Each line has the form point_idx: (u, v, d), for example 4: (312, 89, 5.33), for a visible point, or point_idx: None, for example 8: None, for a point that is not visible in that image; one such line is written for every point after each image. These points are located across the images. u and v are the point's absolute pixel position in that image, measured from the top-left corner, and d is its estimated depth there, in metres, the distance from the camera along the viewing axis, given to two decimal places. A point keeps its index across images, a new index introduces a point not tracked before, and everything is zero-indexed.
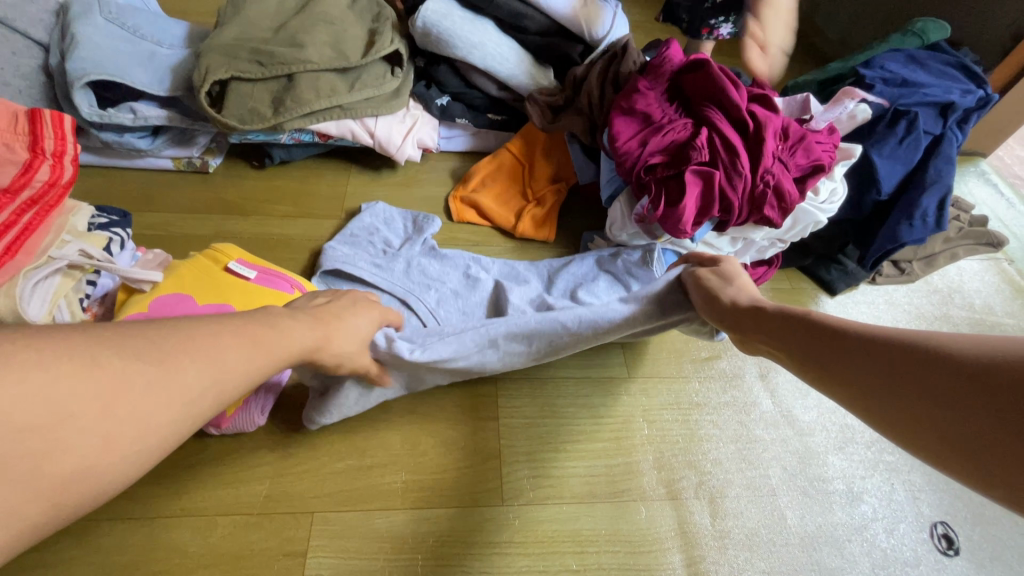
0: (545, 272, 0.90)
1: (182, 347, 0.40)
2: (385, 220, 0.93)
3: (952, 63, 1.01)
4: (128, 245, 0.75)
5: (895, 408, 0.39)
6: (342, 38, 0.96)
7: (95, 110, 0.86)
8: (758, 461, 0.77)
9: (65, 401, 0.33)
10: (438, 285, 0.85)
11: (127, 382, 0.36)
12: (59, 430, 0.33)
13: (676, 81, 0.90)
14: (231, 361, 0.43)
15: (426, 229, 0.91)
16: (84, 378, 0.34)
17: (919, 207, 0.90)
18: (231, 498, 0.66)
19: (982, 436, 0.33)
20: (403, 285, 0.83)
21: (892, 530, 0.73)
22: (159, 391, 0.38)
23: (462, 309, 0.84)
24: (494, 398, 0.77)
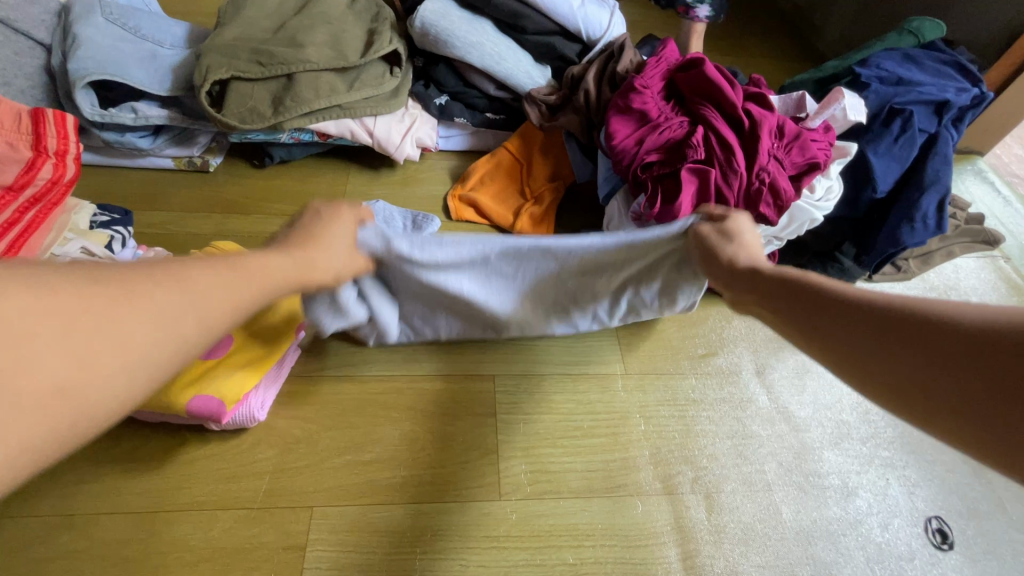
0: None
1: (149, 275, 0.37)
2: (384, 218, 0.91)
3: (948, 62, 1.01)
4: (128, 243, 0.75)
5: (898, 380, 0.38)
6: (341, 39, 0.96)
7: (96, 110, 0.87)
8: (754, 457, 0.77)
9: (54, 311, 0.31)
10: None
11: (92, 303, 0.33)
12: (23, 346, 0.30)
13: (672, 81, 0.91)
14: (210, 286, 0.39)
15: (426, 229, 0.91)
16: (53, 295, 0.32)
17: (918, 210, 0.90)
18: (230, 493, 0.66)
19: (991, 437, 0.32)
20: None
21: (887, 524, 0.74)
22: (131, 312, 0.34)
23: None
24: (493, 394, 0.78)
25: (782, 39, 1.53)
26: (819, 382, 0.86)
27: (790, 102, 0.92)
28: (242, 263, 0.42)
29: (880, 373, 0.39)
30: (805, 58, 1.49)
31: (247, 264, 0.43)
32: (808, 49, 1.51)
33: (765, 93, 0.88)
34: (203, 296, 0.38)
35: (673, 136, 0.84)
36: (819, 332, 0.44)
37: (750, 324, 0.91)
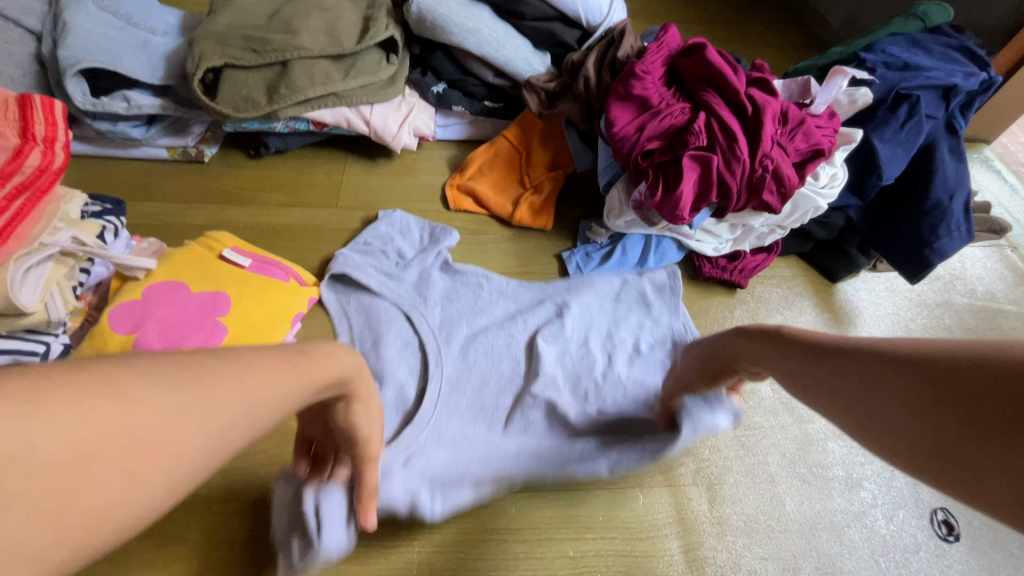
0: (534, 338, 0.82)
1: (206, 372, 0.31)
2: (400, 230, 0.89)
3: (955, 47, 0.99)
4: (122, 235, 0.75)
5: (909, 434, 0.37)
6: (337, 25, 0.94)
7: (88, 99, 0.86)
8: (757, 449, 0.76)
9: (90, 428, 0.24)
10: (449, 304, 0.84)
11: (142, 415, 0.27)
12: (71, 467, 0.24)
13: (673, 66, 0.89)
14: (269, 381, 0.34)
15: (441, 242, 0.88)
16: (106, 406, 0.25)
17: (952, 217, 0.89)
18: None
19: None
20: (407, 299, 0.82)
21: (891, 516, 0.73)
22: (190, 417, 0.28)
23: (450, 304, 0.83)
24: (495, 395, 0.77)
25: (786, 26, 1.51)
26: None
27: (794, 87, 0.90)
28: (296, 360, 0.37)
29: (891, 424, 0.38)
30: (809, 45, 1.47)
31: (308, 360, 0.38)
32: (812, 36, 1.49)
33: (769, 77, 0.86)
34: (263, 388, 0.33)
35: (675, 122, 0.83)
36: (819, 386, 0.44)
37: (753, 314, 0.95)
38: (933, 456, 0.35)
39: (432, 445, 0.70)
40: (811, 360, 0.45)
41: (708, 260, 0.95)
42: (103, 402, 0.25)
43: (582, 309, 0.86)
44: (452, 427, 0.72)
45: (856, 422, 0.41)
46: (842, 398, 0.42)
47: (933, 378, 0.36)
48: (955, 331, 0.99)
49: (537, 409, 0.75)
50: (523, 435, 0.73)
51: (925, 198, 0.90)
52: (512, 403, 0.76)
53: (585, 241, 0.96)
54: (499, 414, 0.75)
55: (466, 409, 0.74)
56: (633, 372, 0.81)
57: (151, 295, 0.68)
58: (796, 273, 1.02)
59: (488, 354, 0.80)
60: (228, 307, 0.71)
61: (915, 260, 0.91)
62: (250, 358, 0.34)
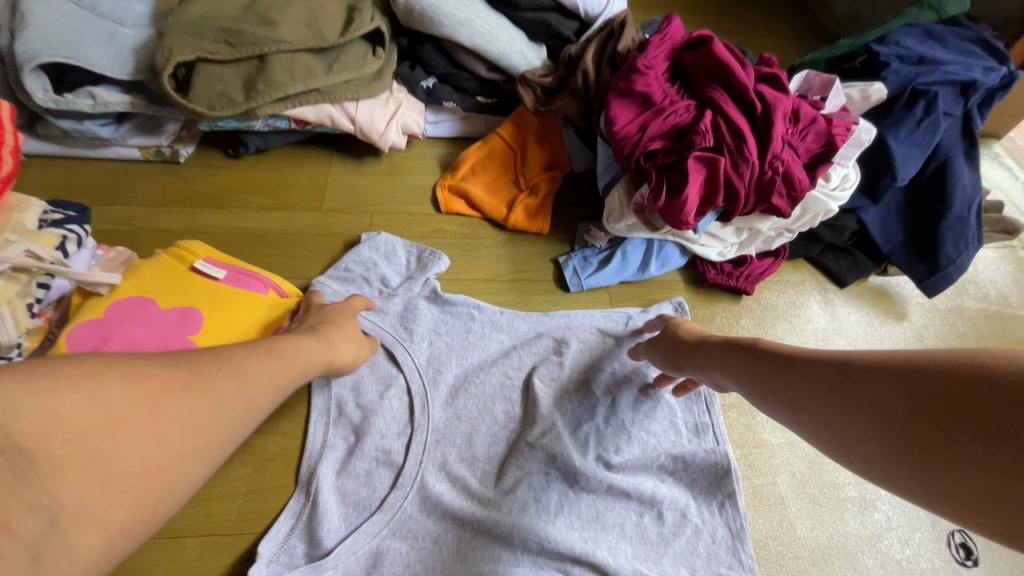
0: (538, 380, 0.74)
1: (212, 363, 0.45)
2: (385, 254, 0.83)
3: (972, 39, 0.94)
4: (87, 243, 0.70)
5: (874, 439, 0.41)
6: (318, 16, 0.88)
7: (50, 95, 0.80)
8: (766, 468, 0.72)
9: (113, 410, 0.37)
10: (436, 336, 0.77)
11: (156, 409, 0.39)
12: (117, 432, 0.37)
13: (676, 60, 0.83)
14: (258, 373, 0.48)
15: (431, 268, 0.83)
16: (129, 393, 0.39)
17: (969, 227, 0.89)
18: (201, 518, 0.62)
19: (927, 429, 0.37)
20: (393, 332, 0.76)
21: (907, 540, 0.69)
22: (191, 410, 0.41)
23: (437, 338, 0.77)
24: (487, 424, 0.71)
25: (790, 15, 1.45)
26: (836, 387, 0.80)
27: (816, 81, 0.84)
28: (277, 346, 0.53)
29: (857, 430, 0.42)
30: (814, 35, 1.42)
31: (283, 347, 0.53)
32: (817, 25, 1.44)
33: (779, 72, 0.81)
34: (255, 376, 0.48)
35: (680, 121, 0.78)
36: (794, 398, 0.49)
37: (760, 322, 0.91)
38: (868, 443, 0.41)
39: (418, 507, 0.64)
40: (778, 372, 0.52)
41: (713, 265, 0.91)
42: (120, 402, 0.38)
43: (584, 346, 0.79)
44: (443, 484, 0.66)
45: (796, 412, 0.49)
46: (812, 418, 0.47)
47: (871, 380, 0.42)
48: (967, 338, 0.95)
49: (534, 460, 0.68)
50: (519, 492, 0.66)
51: (945, 208, 0.88)
52: (506, 454, 0.69)
53: (583, 246, 0.91)
54: (492, 466, 0.68)
55: (455, 461, 0.68)
56: (641, 415, 0.74)
57: (115, 314, 0.63)
58: (803, 277, 0.97)
59: (479, 393, 0.73)
60: (200, 323, 0.66)
61: (933, 271, 0.90)
62: (236, 363, 0.47)
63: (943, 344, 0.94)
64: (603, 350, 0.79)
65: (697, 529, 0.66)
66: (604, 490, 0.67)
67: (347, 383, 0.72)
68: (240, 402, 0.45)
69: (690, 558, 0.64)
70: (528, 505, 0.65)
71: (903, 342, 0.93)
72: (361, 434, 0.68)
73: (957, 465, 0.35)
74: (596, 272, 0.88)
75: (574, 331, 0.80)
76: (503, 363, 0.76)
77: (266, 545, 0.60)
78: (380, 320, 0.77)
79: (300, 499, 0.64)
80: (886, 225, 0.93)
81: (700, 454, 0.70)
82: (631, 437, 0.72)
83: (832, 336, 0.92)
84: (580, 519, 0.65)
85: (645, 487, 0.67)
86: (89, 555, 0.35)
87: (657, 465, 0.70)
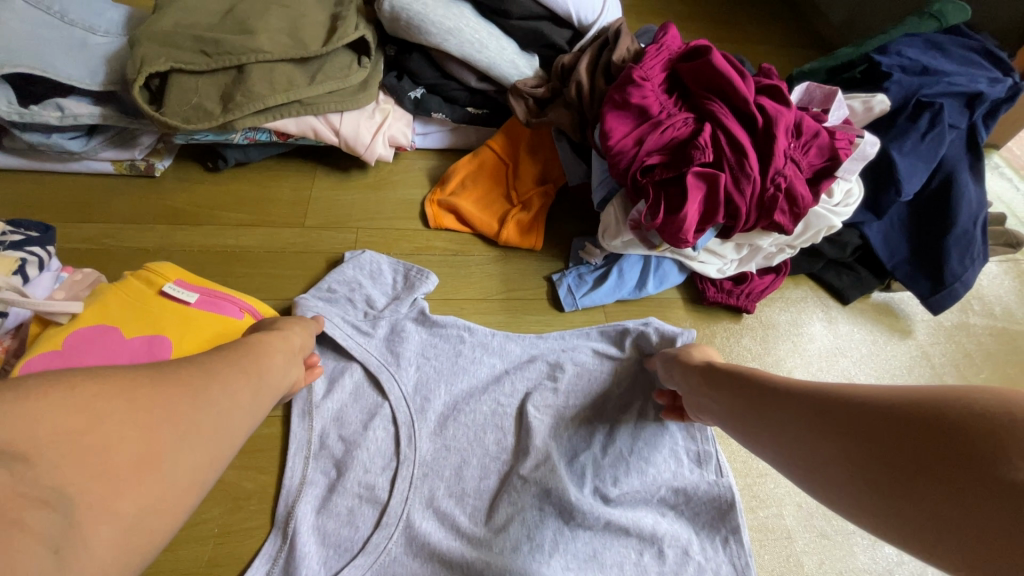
0: (531, 407, 0.70)
1: (174, 368, 0.45)
2: (370, 273, 0.79)
3: (974, 49, 0.92)
4: (50, 266, 0.65)
5: (855, 468, 0.41)
6: (301, 24, 0.84)
7: (14, 107, 0.76)
8: (770, 499, 0.69)
9: (92, 407, 0.38)
10: (423, 360, 0.73)
11: (136, 403, 0.40)
12: (101, 427, 0.38)
13: (673, 71, 0.80)
14: (228, 369, 0.49)
15: (418, 288, 0.79)
16: (103, 394, 0.39)
17: (974, 243, 0.86)
18: (169, 565, 0.58)
19: (917, 470, 0.37)
20: (379, 357, 0.71)
21: (919, 575, 0.66)
22: (172, 402, 0.42)
23: (426, 362, 0.73)
24: (478, 455, 0.67)
25: (785, 23, 1.44)
26: None
27: (817, 93, 0.81)
28: (235, 348, 0.53)
29: (837, 458, 0.43)
30: (811, 44, 1.40)
31: (237, 349, 0.53)
32: (813, 34, 1.42)
33: (780, 83, 0.78)
34: (224, 370, 0.48)
35: (677, 135, 0.74)
36: (776, 425, 0.49)
37: (761, 342, 0.88)
38: (857, 480, 0.41)
39: (404, 548, 0.60)
40: (769, 401, 0.51)
41: (712, 283, 0.88)
42: (95, 401, 0.38)
43: (580, 369, 0.75)
44: (431, 523, 0.62)
45: (784, 442, 0.48)
46: (794, 446, 0.47)
47: (863, 416, 0.42)
48: (974, 356, 0.92)
49: (528, 494, 0.64)
50: (512, 530, 0.62)
51: (950, 223, 0.85)
52: (499, 488, 0.65)
53: (577, 262, 0.88)
54: (483, 502, 0.64)
55: (444, 496, 0.64)
56: (641, 442, 0.70)
57: (75, 347, 0.59)
58: (805, 294, 0.94)
59: (468, 422, 0.69)
60: (168, 353, 0.61)
61: (938, 288, 0.87)
62: (216, 370, 0.48)
63: (949, 363, 0.91)
64: (601, 374, 0.75)
65: (700, 567, 0.63)
66: (602, 526, 0.63)
67: (330, 414, 0.68)
68: (220, 391, 0.46)
69: None
70: (521, 547, 0.61)
71: (909, 360, 0.90)
72: (343, 469, 0.64)
73: (936, 499, 0.36)
74: (591, 290, 0.85)
75: (569, 353, 0.76)
76: (495, 388, 0.72)
77: None
78: (365, 344, 0.72)
79: (277, 541, 0.59)
80: (889, 240, 0.90)
81: (702, 487, 0.67)
82: (630, 467, 0.68)
83: (836, 356, 0.89)
84: (577, 559, 0.61)
85: (645, 523, 0.64)
86: (107, 543, 0.36)
87: (658, 498, 0.66)
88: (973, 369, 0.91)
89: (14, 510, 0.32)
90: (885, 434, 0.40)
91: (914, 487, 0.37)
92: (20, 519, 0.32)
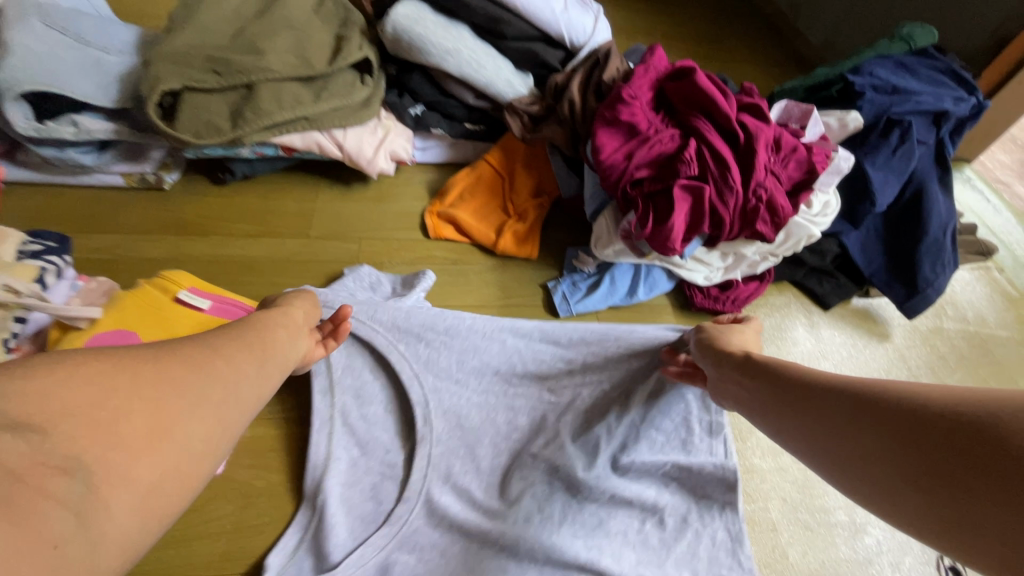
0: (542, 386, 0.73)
1: (182, 345, 0.44)
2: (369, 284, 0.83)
3: (941, 70, 0.98)
4: (66, 274, 0.68)
5: (892, 469, 0.40)
6: (307, 44, 0.89)
7: (32, 123, 0.79)
8: (757, 494, 0.72)
9: (100, 381, 0.38)
10: (434, 337, 0.72)
11: (148, 377, 0.40)
12: (112, 399, 0.37)
13: (660, 90, 0.85)
14: (236, 347, 0.48)
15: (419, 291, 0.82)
16: (110, 370, 0.39)
17: (945, 250, 0.91)
18: (184, 559, 0.60)
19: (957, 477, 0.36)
20: (389, 336, 0.71)
21: (898, 564, 0.69)
22: (184, 376, 0.42)
23: (437, 341, 0.72)
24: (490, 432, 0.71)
25: (767, 43, 1.51)
26: None
27: (795, 110, 0.87)
28: (245, 326, 0.51)
29: (879, 456, 0.41)
30: (792, 62, 1.47)
31: (246, 325, 0.52)
32: (793, 52, 1.49)
33: (760, 101, 0.84)
34: (231, 346, 0.47)
35: (665, 149, 0.79)
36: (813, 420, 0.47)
37: None
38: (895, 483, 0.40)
39: (424, 520, 0.65)
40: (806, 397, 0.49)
41: (700, 290, 0.92)
42: (103, 375, 0.38)
43: (593, 347, 0.73)
44: (449, 495, 0.67)
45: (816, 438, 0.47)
46: (830, 444, 0.45)
47: (905, 420, 0.40)
48: (948, 358, 0.97)
49: (537, 470, 0.68)
50: (523, 503, 0.66)
51: (923, 232, 0.91)
52: (511, 467, 0.69)
53: (571, 270, 0.92)
54: (496, 477, 0.69)
55: (460, 472, 0.68)
56: (653, 417, 0.70)
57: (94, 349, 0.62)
58: (788, 299, 0.99)
59: (481, 400, 0.72)
60: None
61: (912, 293, 0.92)
62: (225, 342, 0.47)
63: (925, 364, 0.95)
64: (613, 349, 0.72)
65: (698, 533, 0.67)
66: (608, 499, 0.67)
67: (348, 391, 0.70)
68: (229, 365, 0.46)
69: (691, 562, 0.65)
70: (530, 520, 0.65)
71: (887, 363, 0.94)
72: (364, 449, 0.68)
73: (972, 507, 0.34)
74: (587, 295, 0.89)
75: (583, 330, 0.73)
76: (506, 368, 0.73)
77: (275, 557, 0.60)
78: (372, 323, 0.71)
79: (306, 511, 0.63)
80: (866, 249, 0.95)
81: (709, 467, 0.68)
82: (638, 439, 0.70)
83: (818, 359, 0.93)
84: (585, 528, 0.65)
85: (647, 495, 0.67)
86: (130, 509, 0.36)
87: (662, 472, 0.68)
88: (947, 370, 0.95)
89: (30, 479, 0.32)
90: (926, 433, 0.38)
91: (954, 488, 0.36)
92: (41, 485, 0.32)
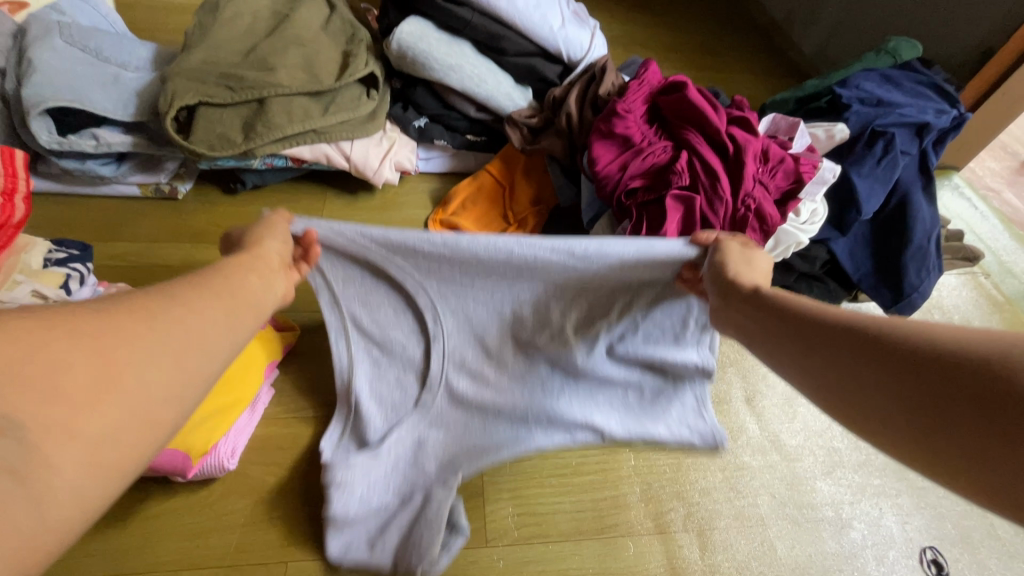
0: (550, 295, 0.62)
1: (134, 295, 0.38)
2: None
3: (925, 83, 1.02)
4: (88, 280, 0.72)
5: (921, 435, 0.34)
6: (316, 61, 0.93)
7: (55, 137, 0.83)
8: (747, 490, 0.76)
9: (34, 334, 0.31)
10: (422, 257, 0.57)
11: (96, 330, 0.34)
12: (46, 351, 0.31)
13: (653, 104, 0.89)
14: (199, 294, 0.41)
15: None
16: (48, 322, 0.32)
17: (930, 256, 0.95)
18: (200, 550, 0.63)
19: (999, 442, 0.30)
20: (377, 255, 0.57)
21: (882, 557, 0.72)
22: (138, 327, 0.35)
23: (422, 260, 0.58)
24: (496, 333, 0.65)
25: (762, 54, 1.55)
26: (809, 409, 0.85)
27: (782, 123, 0.91)
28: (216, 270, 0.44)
29: (872, 395, 0.37)
30: (785, 73, 1.51)
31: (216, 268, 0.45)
32: (787, 63, 1.53)
33: (749, 115, 0.87)
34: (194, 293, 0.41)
35: (658, 160, 0.83)
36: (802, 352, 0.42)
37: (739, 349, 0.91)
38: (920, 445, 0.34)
39: (448, 403, 0.68)
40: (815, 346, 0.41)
41: None
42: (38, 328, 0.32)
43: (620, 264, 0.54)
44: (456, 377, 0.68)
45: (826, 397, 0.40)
46: (816, 374, 0.41)
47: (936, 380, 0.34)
48: None
49: (540, 362, 0.67)
50: (527, 387, 0.68)
51: (908, 239, 0.94)
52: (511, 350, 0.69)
53: None
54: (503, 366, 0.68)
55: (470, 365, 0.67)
56: (659, 313, 0.64)
57: None
58: None
59: (484, 308, 0.63)
60: None
61: (899, 298, 0.95)
62: (177, 297, 0.39)
63: None
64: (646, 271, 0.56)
65: (674, 397, 0.69)
66: (604, 381, 0.68)
67: (355, 303, 0.64)
68: (189, 314, 0.39)
69: (670, 419, 0.69)
70: (537, 404, 0.68)
71: None
72: (381, 351, 0.68)
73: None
74: None
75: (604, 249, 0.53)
76: (511, 282, 0.60)
77: (325, 442, 0.68)
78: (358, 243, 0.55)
79: (344, 409, 0.69)
80: (855, 256, 0.98)
81: (691, 363, 0.66)
82: (636, 332, 0.66)
83: None
84: (582, 401, 0.69)
85: (636, 375, 0.68)
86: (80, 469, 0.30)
87: (649, 360, 0.67)
88: None
89: None
90: (932, 379, 0.34)
91: (954, 431, 0.32)
92: None
